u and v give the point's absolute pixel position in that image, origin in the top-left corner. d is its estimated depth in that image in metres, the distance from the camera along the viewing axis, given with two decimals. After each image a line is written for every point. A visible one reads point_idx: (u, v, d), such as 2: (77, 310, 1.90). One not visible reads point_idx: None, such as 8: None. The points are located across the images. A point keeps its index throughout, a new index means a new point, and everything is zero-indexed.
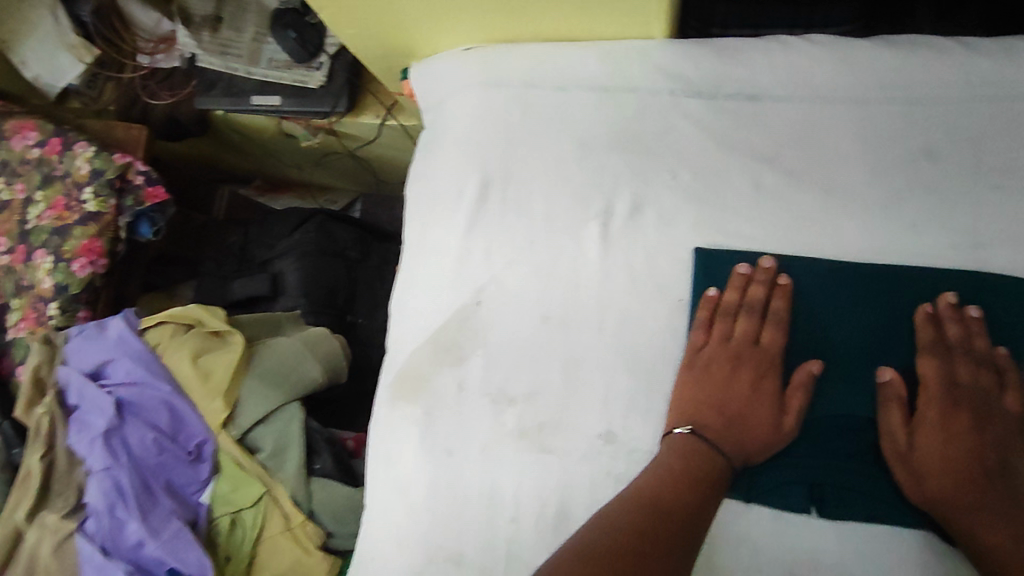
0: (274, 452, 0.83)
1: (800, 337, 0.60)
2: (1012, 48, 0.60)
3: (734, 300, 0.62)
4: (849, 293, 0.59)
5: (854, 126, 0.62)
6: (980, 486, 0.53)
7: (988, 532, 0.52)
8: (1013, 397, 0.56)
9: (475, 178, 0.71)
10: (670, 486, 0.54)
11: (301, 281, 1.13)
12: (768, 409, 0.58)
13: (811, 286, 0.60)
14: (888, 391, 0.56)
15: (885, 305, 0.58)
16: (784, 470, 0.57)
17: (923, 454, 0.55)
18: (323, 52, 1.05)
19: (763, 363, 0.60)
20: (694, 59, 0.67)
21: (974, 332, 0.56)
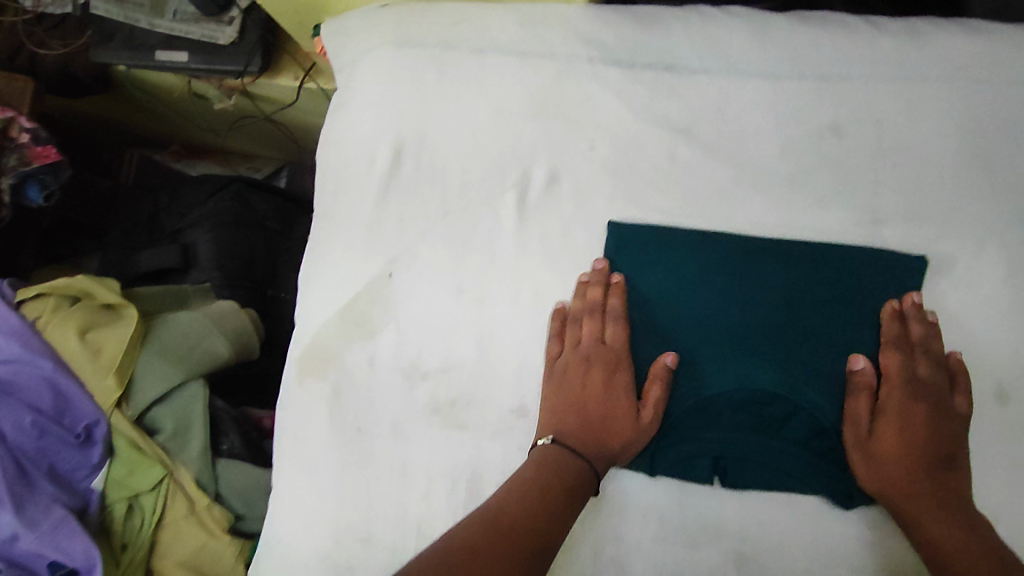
0: (175, 433, 0.78)
1: (716, 308, 0.59)
2: (914, 30, 0.61)
3: (576, 306, 0.61)
4: (756, 267, 0.59)
5: (766, 101, 0.62)
6: (929, 480, 0.54)
7: (935, 528, 0.52)
8: (964, 399, 0.55)
9: (388, 144, 0.68)
10: (524, 504, 0.53)
11: (214, 252, 1.05)
12: (624, 407, 0.58)
13: (724, 256, 0.59)
14: (861, 379, 0.56)
15: (791, 280, 0.58)
16: (692, 442, 0.58)
17: (881, 445, 0.55)
18: (233, 6, 0.97)
19: (611, 362, 0.59)
20: (614, 26, 0.65)
21: (934, 330, 0.56)
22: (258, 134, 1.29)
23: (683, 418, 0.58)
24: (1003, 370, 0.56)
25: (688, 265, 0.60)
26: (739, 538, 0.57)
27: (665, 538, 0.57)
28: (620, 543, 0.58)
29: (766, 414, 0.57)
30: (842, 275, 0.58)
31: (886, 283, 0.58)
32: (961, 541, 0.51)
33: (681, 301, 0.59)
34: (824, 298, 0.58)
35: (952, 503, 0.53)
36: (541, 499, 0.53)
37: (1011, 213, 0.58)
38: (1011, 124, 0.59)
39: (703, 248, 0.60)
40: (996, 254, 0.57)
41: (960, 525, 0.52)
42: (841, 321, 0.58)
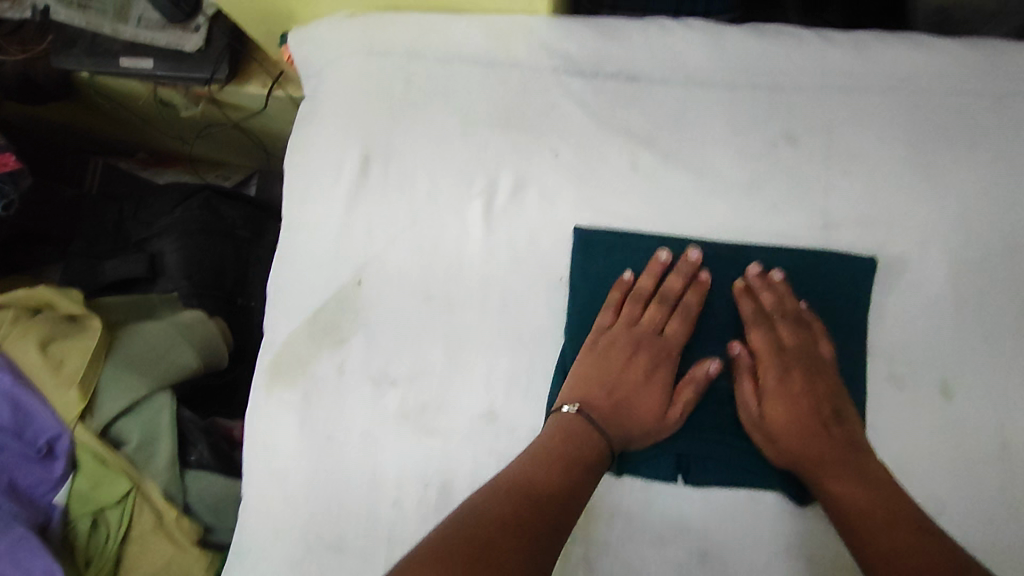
0: (141, 445, 0.76)
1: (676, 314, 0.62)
2: (860, 43, 0.64)
3: (647, 288, 0.62)
4: (712, 272, 0.62)
5: (723, 111, 0.64)
6: (818, 438, 0.57)
7: (831, 483, 0.55)
8: (824, 344, 0.59)
9: (355, 152, 0.68)
10: (545, 478, 0.53)
11: (182, 262, 1.04)
12: (656, 400, 0.59)
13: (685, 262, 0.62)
14: (738, 363, 0.60)
15: (746, 284, 0.61)
16: (657, 441, 0.60)
17: (772, 418, 0.58)
18: (200, 13, 0.96)
19: (660, 353, 0.61)
20: (577, 38, 0.67)
21: (785, 295, 0.60)
22: (226, 141, 1.28)
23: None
24: (948, 366, 0.58)
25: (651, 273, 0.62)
26: (702, 534, 0.58)
27: (632, 538, 0.58)
28: (586, 543, 0.59)
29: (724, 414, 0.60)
30: (796, 279, 0.61)
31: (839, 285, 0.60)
32: (858, 488, 0.54)
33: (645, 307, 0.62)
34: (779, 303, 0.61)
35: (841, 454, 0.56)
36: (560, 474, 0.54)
37: (953, 216, 0.60)
38: (952, 133, 0.62)
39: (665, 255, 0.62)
40: (940, 256, 0.60)
41: (850, 474, 0.55)
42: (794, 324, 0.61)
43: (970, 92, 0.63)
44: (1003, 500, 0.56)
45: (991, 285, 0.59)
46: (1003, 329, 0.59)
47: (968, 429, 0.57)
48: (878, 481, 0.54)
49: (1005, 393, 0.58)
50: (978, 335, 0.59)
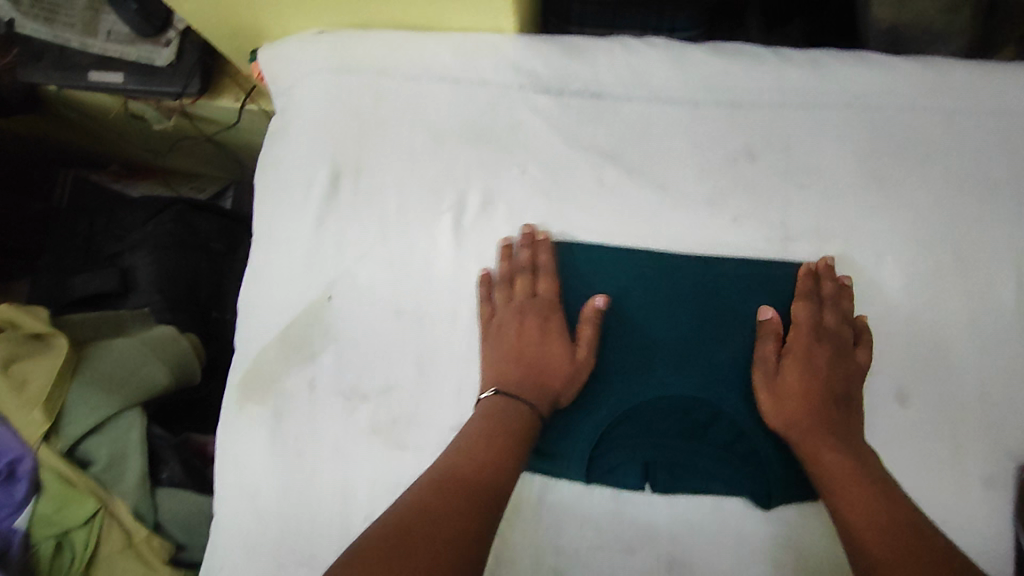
0: (110, 464, 0.76)
1: (637, 322, 0.62)
2: (815, 61, 0.66)
3: (505, 270, 0.64)
4: (679, 283, 0.63)
5: (684, 127, 0.65)
6: (823, 411, 0.58)
7: (827, 455, 0.56)
8: (863, 350, 0.60)
9: (325, 169, 0.69)
10: (467, 464, 0.55)
11: (156, 276, 1.03)
12: (560, 349, 0.61)
13: (648, 273, 0.63)
14: (768, 326, 0.61)
15: (712, 295, 0.62)
16: (625, 449, 0.61)
17: (785, 382, 0.59)
18: (171, 27, 0.96)
19: (545, 312, 0.63)
20: (543, 56, 0.68)
21: (843, 289, 0.61)
22: (199, 154, 1.27)
23: (617, 426, 0.61)
24: (902, 374, 0.60)
25: (612, 282, 0.64)
26: (669, 542, 0.59)
27: (602, 546, 0.60)
28: (557, 553, 0.60)
29: (691, 420, 0.61)
30: (757, 288, 0.62)
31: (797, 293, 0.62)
32: (843, 466, 0.55)
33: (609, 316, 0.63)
34: (741, 311, 0.62)
35: (843, 434, 0.57)
36: (481, 457, 0.55)
37: (907, 227, 0.62)
38: (905, 147, 0.64)
39: (628, 265, 0.63)
40: (894, 266, 0.62)
41: (847, 450, 0.56)
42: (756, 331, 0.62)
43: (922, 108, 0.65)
44: (957, 502, 0.58)
45: (944, 294, 0.61)
46: (956, 336, 0.61)
47: (924, 434, 0.59)
48: (869, 464, 0.55)
49: (959, 397, 0.60)
50: (932, 343, 0.61)
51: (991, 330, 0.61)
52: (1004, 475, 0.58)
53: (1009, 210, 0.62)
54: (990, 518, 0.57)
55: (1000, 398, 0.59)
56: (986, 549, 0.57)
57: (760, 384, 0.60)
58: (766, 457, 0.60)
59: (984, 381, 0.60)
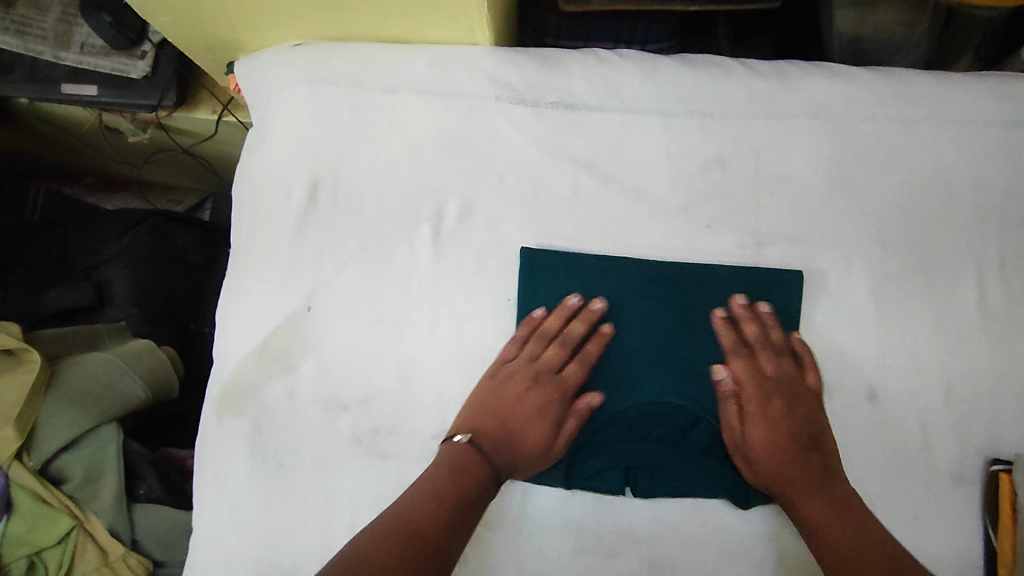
0: (85, 481, 0.75)
1: (610, 332, 0.64)
2: (782, 71, 0.67)
3: (554, 326, 0.64)
4: (653, 288, 0.64)
5: (657, 137, 0.67)
6: (795, 462, 0.59)
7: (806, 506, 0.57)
8: (812, 374, 0.62)
9: (304, 180, 0.69)
10: (434, 495, 0.56)
11: (131, 290, 1.02)
12: (544, 430, 0.61)
13: (623, 281, 0.64)
14: (724, 387, 0.62)
15: (685, 300, 0.64)
16: (606, 454, 0.62)
17: (753, 443, 0.60)
18: (146, 40, 0.95)
19: (553, 396, 0.62)
20: (519, 67, 0.69)
21: (771, 328, 0.63)
22: (177, 166, 1.26)
23: (597, 431, 0.63)
24: (870, 374, 0.62)
25: (591, 293, 0.65)
26: (650, 544, 0.61)
27: (582, 549, 0.61)
28: (541, 558, 0.61)
29: (669, 424, 0.62)
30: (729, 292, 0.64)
31: (769, 297, 0.64)
32: (825, 511, 0.56)
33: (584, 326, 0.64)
34: (715, 316, 0.64)
35: (818, 480, 0.58)
36: (449, 491, 0.56)
37: (873, 232, 0.64)
38: (873, 152, 0.65)
39: (602, 274, 0.65)
40: (861, 269, 0.64)
41: (824, 497, 0.57)
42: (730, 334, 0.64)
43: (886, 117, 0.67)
44: (924, 495, 0.60)
45: (910, 295, 0.63)
46: (922, 336, 0.63)
47: (891, 432, 0.61)
48: (849, 504, 0.57)
49: (925, 396, 0.62)
50: (899, 343, 0.62)
51: (956, 328, 0.62)
52: (970, 468, 0.60)
53: (971, 212, 0.64)
54: (955, 509, 0.60)
55: (965, 395, 0.61)
56: (952, 539, 0.59)
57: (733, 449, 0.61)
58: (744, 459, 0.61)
59: (950, 378, 0.62)
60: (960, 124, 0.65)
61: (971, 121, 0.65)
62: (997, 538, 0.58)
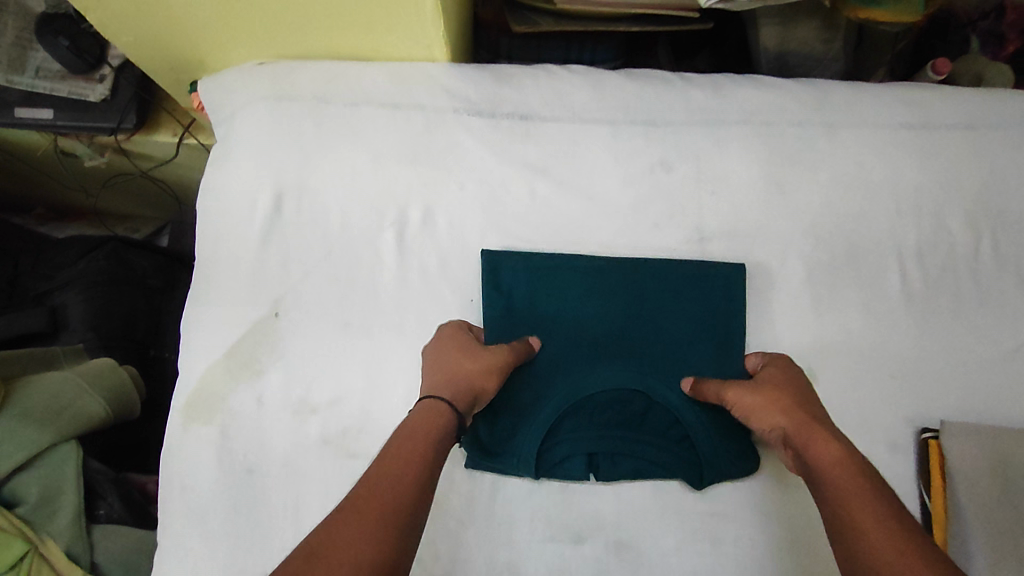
0: (40, 503, 0.73)
1: (569, 327, 0.68)
2: (717, 84, 0.73)
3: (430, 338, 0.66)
4: (607, 279, 0.69)
5: (606, 143, 0.72)
6: (815, 417, 0.56)
7: (820, 451, 0.53)
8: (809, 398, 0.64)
9: (269, 190, 0.71)
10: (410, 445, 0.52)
11: (87, 314, 1.00)
12: (479, 350, 0.62)
13: (581, 275, 0.69)
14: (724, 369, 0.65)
15: (637, 290, 0.69)
16: (573, 442, 0.64)
17: (770, 383, 0.61)
18: (105, 64, 0.95)
19: (452, 332, 0.64)
20: (475, 81, 0.73)
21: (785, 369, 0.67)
22: (135, 193, 1.26)
23: (562, 422, 0.65)
24: (811, 355, 0.67)
25: (554, 287, 0.69)
26: (615, 527, 0.64)
27: (550, 535, 0.64)
28: (511, 548, 0.63)
29: (629, 410, 0.65)
30: (677, 287, 0.69)
31: (715, 291, 0.68)
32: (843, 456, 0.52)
33: (543, 323, 0.68)
34: (664, 311, 0.69)
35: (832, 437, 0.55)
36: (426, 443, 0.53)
37: (805, 225, 0.70)
38: (802, 153, 0.71)
39: (559, 273, 0.69)
40: (797, 260, 0.69)
41: (846, 445, 0.53)
42: (679, 328, 0.68)
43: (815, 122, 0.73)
44: None
45: (841, 282, 0.69)
46: (853, 319, 0.68)
47: (832, 409, 0.66)
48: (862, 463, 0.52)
49: (860, 374, 0.67)
50: (834, 327, 0.68)
51: (883, 310, 0.68)
52: (905, 438, 0.66)
53: (890, 205, 0.71)
54: (895, 478, 0.64)
55: (894, 370, 0.67)
56: None
57: (742, 405, 0.60)
58: (700, 443, 0.64)
59: (881, 357, 0.67)
60: (875, 127, 0.72)
61: (884, 124, 0.72)
62: (929, 500, 0.64)
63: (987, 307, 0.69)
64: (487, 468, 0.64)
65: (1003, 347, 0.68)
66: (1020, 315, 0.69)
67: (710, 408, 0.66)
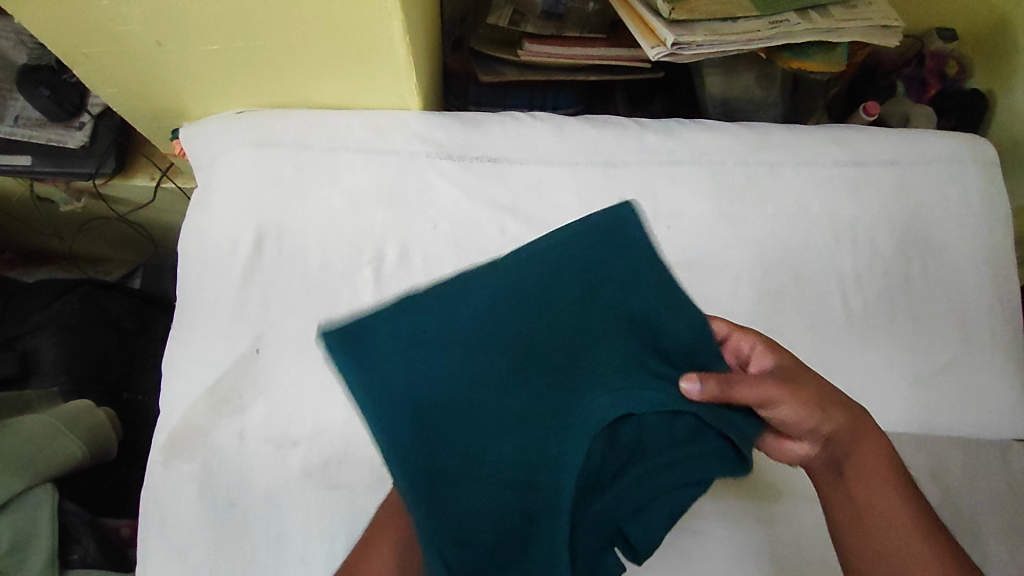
0: (11, 551, 0.69)
1: (509, 395, 0.46)
2: (669, 128, 0.80)
3: None
4: (513, 320, 0.48)
5: (569, 184, 0.77)
6: (855, 408, 0.58)
7: (874, 456, 0.56)
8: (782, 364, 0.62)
9: (250, 231, 0.74)
10: None
11: (60, 358, 1.00)
12: None
13: (479, 333, 0.47)
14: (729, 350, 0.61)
15: (553, 313, 0.49)
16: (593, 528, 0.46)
17: (799, 374, 0.58)
18: (85, 111, 0.98)
19: None
20: (445, 128, 0.79)
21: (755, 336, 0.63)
22: (108, 236, 1.27)
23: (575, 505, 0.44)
24: None
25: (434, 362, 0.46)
26: None
27: None
28: None
29: (621, 448, 0.47)
30: (569, 256, 0.51)
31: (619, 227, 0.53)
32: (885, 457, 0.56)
33: (479, 410, 0.45)
34: (577, 288, 0.51)
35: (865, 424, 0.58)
36: None
37: (753, 256, 0.76)
38: (747, 190, 0.78)
39: (446, 333, 0.47)
40: (748, 287, 0.75)
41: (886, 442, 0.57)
42: (602, 304, 0.51)
43: (760, 161, 0.79)
44: None
45: (788, 307, 0.75)
46: (803, 340, 0.73)
47: None
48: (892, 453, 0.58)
49: None
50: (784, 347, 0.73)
51: (828, 331, 0.74)
52: None
53: (829, 235, 0.77)
54: None
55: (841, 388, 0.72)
56: None
57: (784, 412, 0.55)
58: (706, 448, 0.49)
59: (829, 376, 0.72)
60: (812, 165, 0.79)
61: (820, 162, 0.80)
62: None
63: (921, 326, 0.75)
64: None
65: (936, 362, 0.74)
66: (948, 332, 0.75)
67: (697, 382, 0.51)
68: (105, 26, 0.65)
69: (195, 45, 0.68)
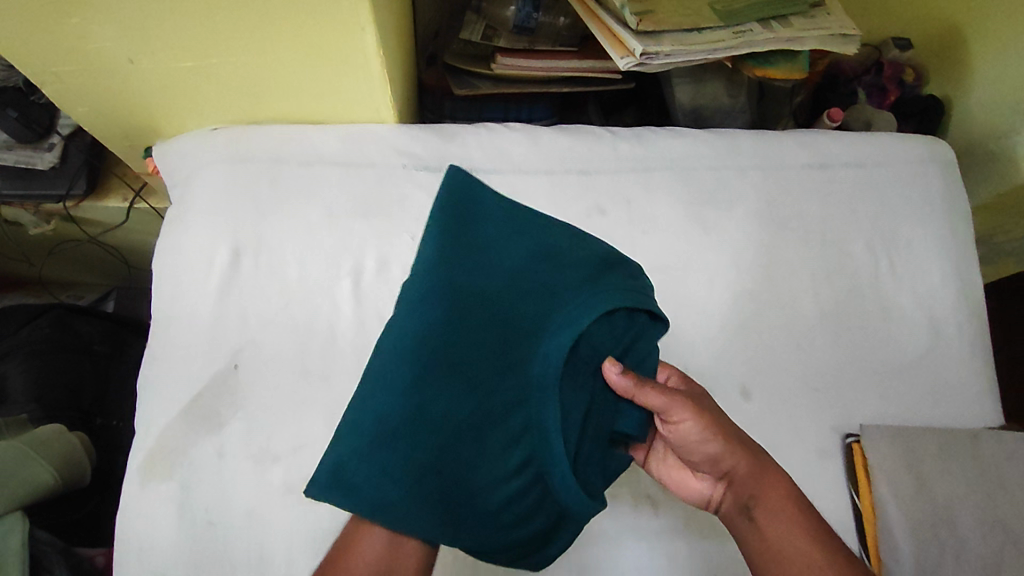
0: None
1: (476, 397, 0.52)
2: (641, 136, 0.82)
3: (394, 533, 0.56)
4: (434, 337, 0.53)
5: (546, 191, 0.78)
6: (753, 448, 0.60)
7: (776, 495, 0.58)
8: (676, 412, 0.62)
9: (226, 247, 0.74)
10: None
11: (30, 384, 0.98)
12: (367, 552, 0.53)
13: (418, 363, 0.52)
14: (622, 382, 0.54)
15: (468, 310, 0.54)
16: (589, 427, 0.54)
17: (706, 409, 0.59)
18: (55, 132, 0.96)
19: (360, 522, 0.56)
20: (422, 141, 0.80)
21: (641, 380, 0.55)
22: (80, 259, 1.25)
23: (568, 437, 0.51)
24: (743, 374, 0.73)
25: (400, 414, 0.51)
26: (576, 551, 0.66)
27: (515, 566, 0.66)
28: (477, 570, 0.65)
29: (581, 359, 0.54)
30: (463, 254, 0.57)
31: (469, 199, 0.61)
32: (784, 496, 0.58)
33: (460, 422, 0.51)
34: (484, 276, 0.56)
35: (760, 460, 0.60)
36: None
37: (727, 257, 0.77)
38: (719, 193, 0.80)
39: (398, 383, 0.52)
40: (725, 288, 0.76)
41: (785, 479, 0.60)
42: (507, 274, 0.56)
43: (732, 166, 0.81)
44: (801, 474, 0.70)
45: (763, 306, 0.76)
46: (778, 339, 0.75)
47: (766, 424, 0.71)
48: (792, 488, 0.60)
49: (789, 391, 0.73)
50: (760, 347, 0.74)
51: (802, 329, 0.76)
52: (833, 444, 0.72)
53: (799, 236, 0.79)
54: (827, 482, 0.70)
55: (817, 384, 0.74)
56: (828, 508, 0.69)
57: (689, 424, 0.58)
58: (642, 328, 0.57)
59: (805, 373, 0.74)
60: (780, 168, 0.82)
61: (788, 166, 0.82)
62: (859, 498, 0.70)
63: (891, 321, 0.77)
64: (550, 561, 0.56)
65: (907, 355, 0.76)
66: (917, 327, 0.78)
67: (608, 278, 0.57)
68: (73, 43, 0.64)
69: (168, 63, 0.68)
